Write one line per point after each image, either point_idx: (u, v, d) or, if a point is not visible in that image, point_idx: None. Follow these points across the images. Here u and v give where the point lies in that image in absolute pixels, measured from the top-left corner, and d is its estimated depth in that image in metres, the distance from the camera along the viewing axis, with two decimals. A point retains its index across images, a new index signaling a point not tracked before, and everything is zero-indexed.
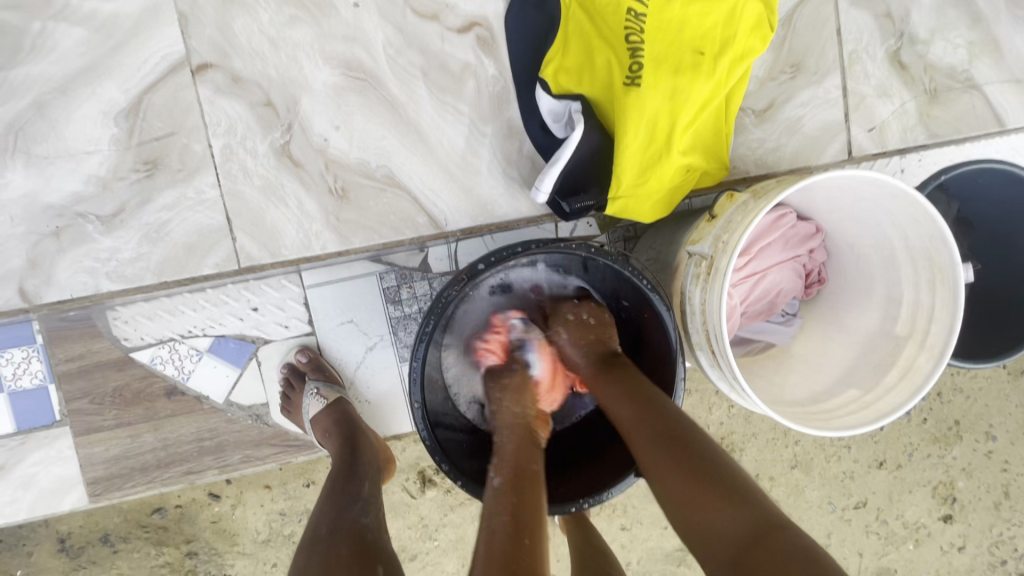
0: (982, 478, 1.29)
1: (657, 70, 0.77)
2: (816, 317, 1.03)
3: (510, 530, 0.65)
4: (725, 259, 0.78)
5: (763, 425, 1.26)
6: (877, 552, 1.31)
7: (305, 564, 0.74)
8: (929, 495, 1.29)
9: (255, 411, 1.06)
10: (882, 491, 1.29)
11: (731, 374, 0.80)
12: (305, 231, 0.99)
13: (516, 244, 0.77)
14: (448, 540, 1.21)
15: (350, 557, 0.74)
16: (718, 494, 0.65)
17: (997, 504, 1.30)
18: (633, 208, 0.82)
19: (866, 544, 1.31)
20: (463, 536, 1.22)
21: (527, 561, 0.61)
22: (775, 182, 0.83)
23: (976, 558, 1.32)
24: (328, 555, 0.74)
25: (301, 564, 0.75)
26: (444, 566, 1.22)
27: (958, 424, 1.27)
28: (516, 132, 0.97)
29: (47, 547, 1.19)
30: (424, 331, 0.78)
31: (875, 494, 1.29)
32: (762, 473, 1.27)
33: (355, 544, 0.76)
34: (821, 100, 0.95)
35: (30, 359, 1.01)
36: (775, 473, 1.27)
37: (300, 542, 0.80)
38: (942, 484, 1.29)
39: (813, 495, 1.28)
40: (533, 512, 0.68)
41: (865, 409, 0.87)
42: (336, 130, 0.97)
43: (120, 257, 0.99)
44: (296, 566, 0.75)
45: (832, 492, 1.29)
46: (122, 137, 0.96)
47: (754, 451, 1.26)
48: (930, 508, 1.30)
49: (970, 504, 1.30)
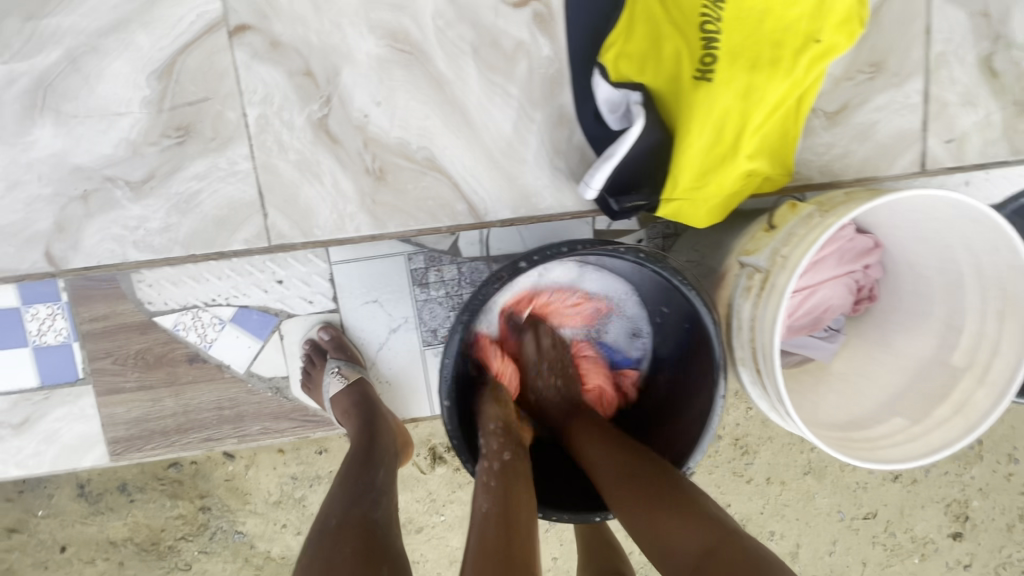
0: (998, 500, 1.25)
1: (733, 63, 0.69)
2: (863, 336, 0.97)
3: (496, 523, 0.69)
4: (785, 277, 0.73)
5: (779, 428, 1.23)
6: (881, 564, 1.29)
7: (312, 556, 0.73)
8: (942, 512, 1.26)
9: (276, 383, 1.05)
10: (893, 504, 1.26)
11: (775, 394, 0.75)
12: (339, 211, 0.95)
13: (562, 243, 0.72)
14: (454, 516, 1.22)
15: (355, 556, 0.71)
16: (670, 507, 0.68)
17: (1010, 526, 1.26)
18: (687, 212, 0.78)
19: (870, 554, 1.28)
20: (469, 513, 1.22)
21: (517, 549, 0.66)
22: (843, 195, 0.78)
23: None
24: (335, 555, 0.72)
25: (307, 555, 0.74)
26: (448, 541, 1.22)
27: (981, 444, 1.23)
28: (567, 120, 0.91)
29: (67, 490, 1.22)
30: (458, 328, 0.74)
31: (885, 506, 1.26)
32: (773, 477, 1.24)
33: (362, 543, 0.73)
34: (900, 106, 0.87)
35: (55, 316, 1.00)
36: (788, 478, 1.25)
37: (309, 532, 0.77)
38: (956, 502, 1.25)
39: (824, 503, 1.26)
40: (527, 506, 0.72)
41: (913, 440, 0.83)
42: (377, 106, 0.92)
43: (148, 226, 0.96)
44: (304, 556, 0.74)
45: (843, 501, 1.26)
46: (155, 99, 0.92)
47: (768, 454, 1.23)
48: (941, 524, 1.26)
49: (981, 524, 1.26)
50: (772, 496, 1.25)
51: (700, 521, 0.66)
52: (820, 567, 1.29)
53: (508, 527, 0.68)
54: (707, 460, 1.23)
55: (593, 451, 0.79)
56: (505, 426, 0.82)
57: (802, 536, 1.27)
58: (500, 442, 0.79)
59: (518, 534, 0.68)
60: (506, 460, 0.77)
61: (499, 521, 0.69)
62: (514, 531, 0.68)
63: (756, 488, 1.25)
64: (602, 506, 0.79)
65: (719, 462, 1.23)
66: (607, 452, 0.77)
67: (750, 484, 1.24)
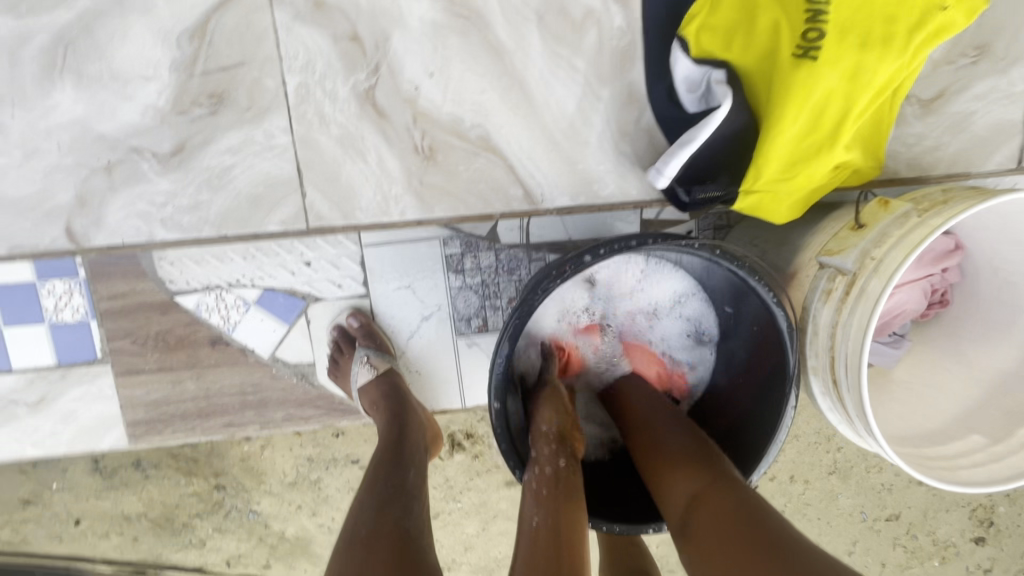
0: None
1: (840, 39, 0.61)
2: (932, 343, 0.91)
3: (545, 522, 0.65)
4: (878, 282, 0.66)
5: (806, 428, 1.17)
6: (899, 565, 1.24)
7: (342, 570, 0.66)
8: (966, 517, 1.21)
9: (301, 369, 1.00)
10: (917, 506, 1.21)
11: (855, 409, 0.69)
12: (383, 193, 0.89)
13: (631, 237, 0.65)
14: (471, 503, 1.18)
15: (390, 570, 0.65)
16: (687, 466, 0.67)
17: None
18: (767, 206, 0.71)
19: (890, 556, 1.24)
20: (486, 501, 1.18)
21: (566, 546, 0.63)
22: (940, 192, 0.70)
23: None
24: (368, 567, 0.65)
25: (337, 568, 0.67)
26: (464, 527, 1.19)
27: None
28: (637, 99, 0.83)
29: (82, 465, 1.18)
30: (513, 325, 0.68)
31: (910, 508, 1.21)
32: (798, 475, 1.20)
33: (396, 553, 0.67)
34: (1002, 94, 0.79)
35: (72, 293, 0.95)
36: (812, 477, 1.20)
37: (336, 544, 0.71)
38: (981, 506, 1.21)
39: (847, 503, 1.21)
40: (576, 519, 0.66)
41: (994, 461, 0.77)
42: (429, 77, 0.84)
43: (177, 203, 0.90)
44: (334, 569, 0.67)
45: (865, 502, 1.22)
46: (185, 62, 0.85)
47: (793, 452, 1.18)
48: (964, 528, 1.21)
49: (1006, 529, 1.21)
50: (795, 494, 1.21)
51: (714, 483, 0.64)
52: None
53: (558, 535, 0.63)
54: None
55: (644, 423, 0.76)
56: (558, 431, 0.75)
57: (823, 535, 1.23)
58: (551, 450, 0.73)
59: (566, 536, 0.64)
60: (556, 466, 0.71)
61: (550, 538, 0.63)
62: (563, 525, 0.65)
63: (778, 486, 1.21)
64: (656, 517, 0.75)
65: None
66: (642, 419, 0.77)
67: (773, 482, 1.20)
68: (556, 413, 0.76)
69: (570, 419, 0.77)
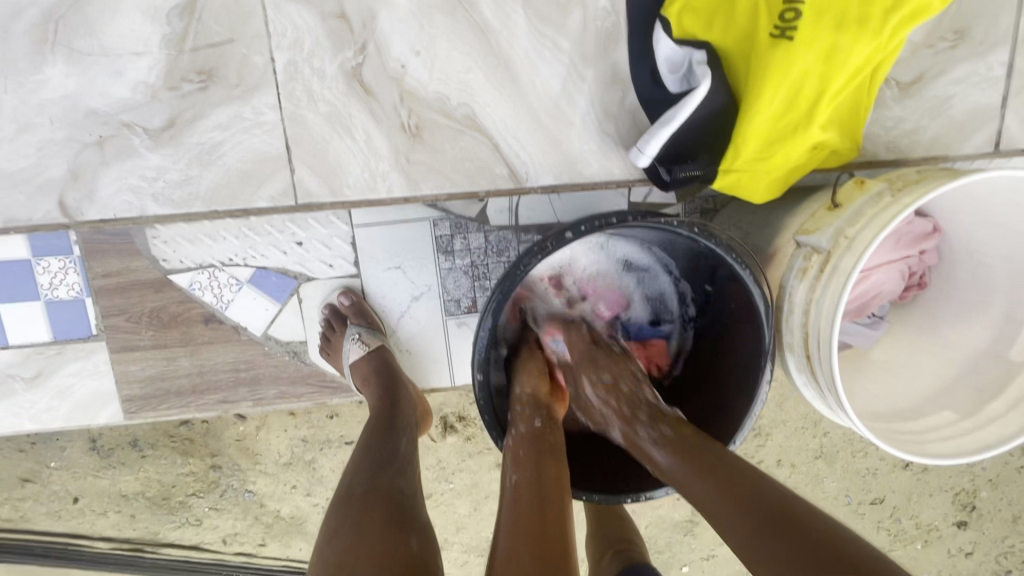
0: (1006, 490, 1.23)
1: (816, 20, 0.62)
2: (907, 325, 0.93)
3: (528, 484, 0.68)
4: (851, 260, 0.68)
5: (795, 413, 1.19)
6: (883, 547, 1.28)
7: (337, 523, 0.71)
8: (948, 501, 1.24)
9: (293, 347, 1.02)
10: (902, 490, 1.24)
11: (826, 382, 0.72)
12: (371, 170, 0.90)
13: (612, 214, 0.68)
14: (463, 484, 1.21)
15: (382, 524, 0.69)
16: (772, 529, 0.56)
17: (1015, 518, 1.24)
18: (745, 184, 0.73)
19: (874, 539, 1.27)
20: (478, 482, 1.21)
21: (551, 518, 0.65)
22: (915, 173, 0.72)
23: (982, 564, 1.27)
24: (363, 521, 0.69)
25: (333, 522, 0.71)
26: (456, 507, 1.22)
27: None
28: (621, 79, 0.85)
29: (79, 444, 1.20)
30: (495, 300, 0.70)
31: (894, 492, 1.24)
32: (784, 459, 1.22)
33: (389, 510, 0.71)
34: (980, 78, 0.80)
35: (67, 270, 0.96)
36: (798, 461, 1.22)
37: (332, 500, 0.75)
38: (963, 492, 1.23)
39: (832, 487, 1.24)
40: (560, 475, 0.70)
41: (963, 435, 0.80)
42: (416, 56, 0.85)
43: (167, 178, 0.91)
44: (328, 523, 0.72)
45: (851, 486, 1.24)
46: (175, 38, 0.86)
47: (781, 437, 1.20)
48: (946, 512, 1.25)
49: (988, 514, 1.24)
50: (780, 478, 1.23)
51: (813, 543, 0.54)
52: None
53: (541, 496, 0.67)
54: None
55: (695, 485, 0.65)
56: (535, 398, 0.79)
57: None
58: (528, 413, 0.77)
59: (552, 510, 0.66)
60: (535, 431, 0.75)
61: (532, 496, 0.67)
62: (547, 488, 0.68)
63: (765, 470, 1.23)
64: (634, 487, 0.77)
65: None
66: (685, 465, 0.67)
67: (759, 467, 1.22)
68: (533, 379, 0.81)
69: (546, 386, 0.82)
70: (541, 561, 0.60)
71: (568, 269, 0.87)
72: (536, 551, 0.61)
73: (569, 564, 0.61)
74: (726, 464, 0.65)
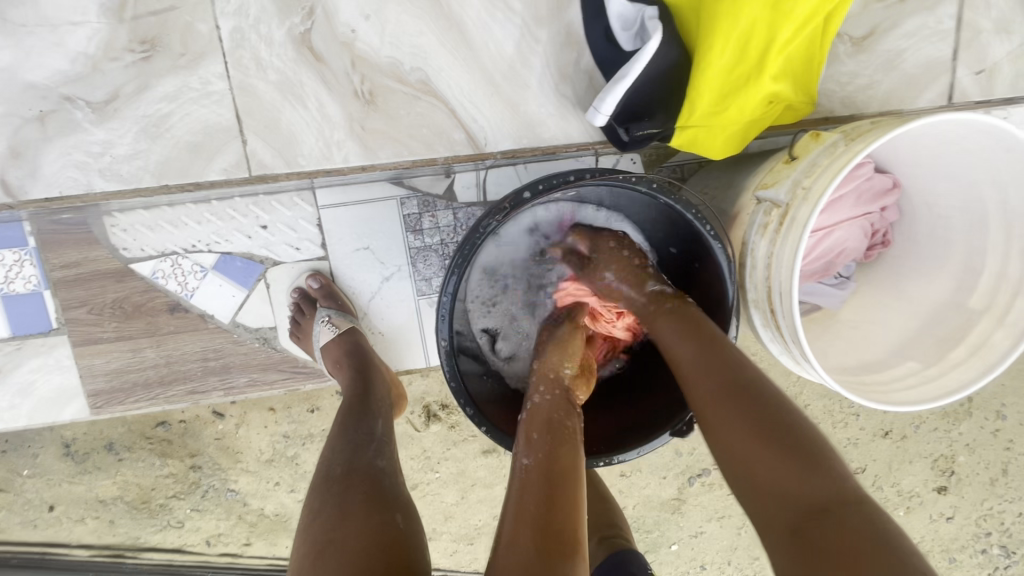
0: (984, 455, 1.22)
1: None
2: (873, 284, 0.94)
3: (539, 469, 0.65)
4: (807, 209, 0.68)
5: (775, 386, 1.18)
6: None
7: (320, 505, 0.69)
8: (929, 467, 1.23)
9: (263, 334, 0.99)
10: (882, 459, 1.23)
11: (791, 337, 0.72)
12: (326, 139, 0.89)
13: (568, 172, 0.67)
14: (449, 473, 1.18)
15: (366, 503, 0.69)
16: (779, 453, 0.58)
17: (993, 480, 1.24)
18: (703, 140, 0.73)
19: None
20: (464, 470, 1.18)
21: (559, 511, 0.61)
22: (870, 123, 0.72)
23: (963, 528, 1.27)
24: (344, 500, 0.69)
25: (313, 502, 0.71)
26: (443, 497, 1.20)
27: (969, 400, 1.20)
28: (575, 40, 0.85)
29: (52, 450, 1.17)
30: (456, 263, 0.69)
31: (875, 461, 1.24)
32: None
33: (371, 489, 0.71)
34: (930, 32, 0.82)
35: (23, 262, 0.93)
36: None
37: (312, 481, 0.74)
38: (943, 458, 1.23)
39: None
40: (571, 467, 0.66)
41: (926, 383, 0.81)
42: (365, 20, 0.85)
43: (114, 152, 0.89)
44: (310, 505, 0.71)
45: None
46: (115, 7, 0.84)
47: None
48: (927, 479, 1.24)
49: (966, 478, 1.24)
50: None
51: (817, 470, 0.56)
52: None
53: (551, 481, 0.64)
54: None
55: (675, 346, 0.70)
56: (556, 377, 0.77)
57: None
58: (553, 404, 0.74)
59: (563, 497, 0.63)
60: (554, 413, 0.73)
61: (541, 482, 0.64)
62: (558, 473, 0.65)
63: None
64: (605, 452, 0.79)
65: None
66: (707, 364, 0.66)
67: None
68: (559, 360, 0.79)
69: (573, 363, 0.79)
70: (545, 549, 0.57)
71: (527, 237, 0.85)
72: (537, 538, 0.58)
73: (569, 543, 0.59)
74: (698, 322, 0.71)
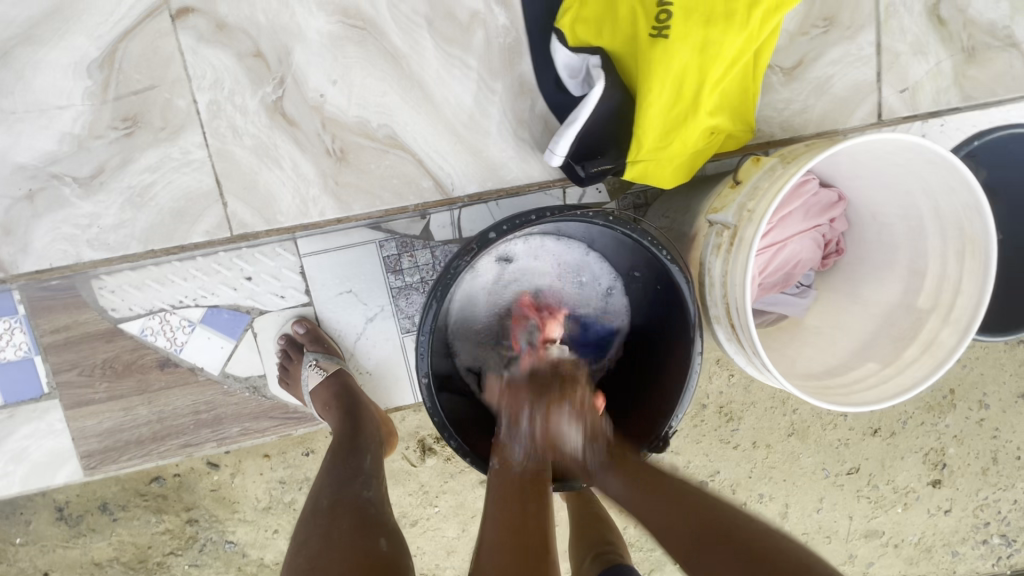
0: (972, 445, 1.26)
1: (688, 18, 0.71)
2: (833, 291, 0.99)
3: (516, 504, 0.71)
4: (753, 228, 0.73)
5: (761, 393, 1.22)
6: (866, 516, 1.29)
7: (307, 538, 0.72)
8: (920, 461, 1.26)
9: (252, 382, 1.02)
10: (875, 457, 1.26)
11: (752, 348, 0.76)
12: (302, 195, 0.94)
13: (531, 211, 0.72)
14: (448, 506, 1.19)
15: (351, 532, 0.72)
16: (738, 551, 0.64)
17: (984, 470, 1.27)
18: (653, 172, 0.79)
19: (856, 508, 1.29)
20: (463, 502, 1.19)
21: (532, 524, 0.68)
22: (805, 145, 0.78)
23: (961, 520, 1.30)
24: (330, 529, 0.72)
25: (301, 535, 0.74)
26: (444, 531, 1.20)
27: (952, 393, 1.24)
28: (528, 89, 0.91)
29: (45, 515, 1.17)
30: (432, 302, 0.73)
31: (868, 460, 1.26)
32: (759, 440, 1.24)
33: (356, 518, 0.74)
34: (853, 58, 0.90)
35: (13, 331, 0.96)
36: (772, 441, 1.24)
37: (302, 514, 0.77)
38: (933, 450, 1.26)
39: (808, 462, 1.26)
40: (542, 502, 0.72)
41: (885, 383, 0.85)
42: (333, 85, 0.91)
43: (101, 223, 0.93)
44: (299, 538, 0.73)
45: (826, 459, 1.26)
46: (98, 89, 0.90)
47: (752, 419, 1.23)
48: (920, 473, 1.27)
49: (958, 469, 1.27)
50: (758, 460, 1.25)
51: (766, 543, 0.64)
52: (809, 525, 1.29)
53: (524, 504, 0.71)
54: (693, 430, 1.22)
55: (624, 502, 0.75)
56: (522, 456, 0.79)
57: (789, 497, 1.27)
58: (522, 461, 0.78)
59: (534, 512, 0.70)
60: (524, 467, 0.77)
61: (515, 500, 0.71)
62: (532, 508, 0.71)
63: (743, 454, 1.25)
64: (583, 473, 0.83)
65: (705, 431, 1.22)
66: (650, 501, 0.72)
67: (736, 451, 1.24)
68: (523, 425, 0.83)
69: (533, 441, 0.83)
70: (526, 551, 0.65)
71: (504, 270, 0.89)
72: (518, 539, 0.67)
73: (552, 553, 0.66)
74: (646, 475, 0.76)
